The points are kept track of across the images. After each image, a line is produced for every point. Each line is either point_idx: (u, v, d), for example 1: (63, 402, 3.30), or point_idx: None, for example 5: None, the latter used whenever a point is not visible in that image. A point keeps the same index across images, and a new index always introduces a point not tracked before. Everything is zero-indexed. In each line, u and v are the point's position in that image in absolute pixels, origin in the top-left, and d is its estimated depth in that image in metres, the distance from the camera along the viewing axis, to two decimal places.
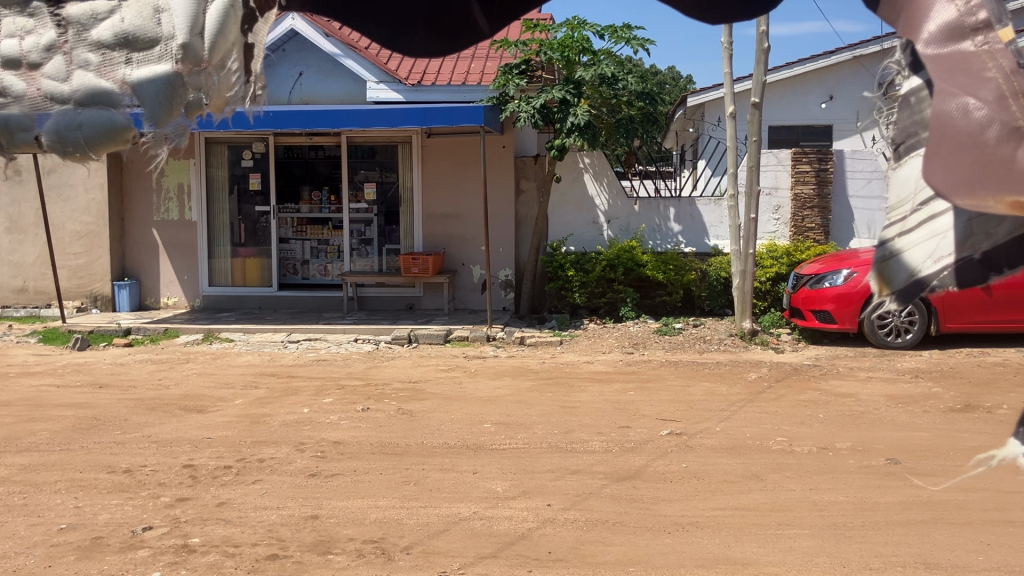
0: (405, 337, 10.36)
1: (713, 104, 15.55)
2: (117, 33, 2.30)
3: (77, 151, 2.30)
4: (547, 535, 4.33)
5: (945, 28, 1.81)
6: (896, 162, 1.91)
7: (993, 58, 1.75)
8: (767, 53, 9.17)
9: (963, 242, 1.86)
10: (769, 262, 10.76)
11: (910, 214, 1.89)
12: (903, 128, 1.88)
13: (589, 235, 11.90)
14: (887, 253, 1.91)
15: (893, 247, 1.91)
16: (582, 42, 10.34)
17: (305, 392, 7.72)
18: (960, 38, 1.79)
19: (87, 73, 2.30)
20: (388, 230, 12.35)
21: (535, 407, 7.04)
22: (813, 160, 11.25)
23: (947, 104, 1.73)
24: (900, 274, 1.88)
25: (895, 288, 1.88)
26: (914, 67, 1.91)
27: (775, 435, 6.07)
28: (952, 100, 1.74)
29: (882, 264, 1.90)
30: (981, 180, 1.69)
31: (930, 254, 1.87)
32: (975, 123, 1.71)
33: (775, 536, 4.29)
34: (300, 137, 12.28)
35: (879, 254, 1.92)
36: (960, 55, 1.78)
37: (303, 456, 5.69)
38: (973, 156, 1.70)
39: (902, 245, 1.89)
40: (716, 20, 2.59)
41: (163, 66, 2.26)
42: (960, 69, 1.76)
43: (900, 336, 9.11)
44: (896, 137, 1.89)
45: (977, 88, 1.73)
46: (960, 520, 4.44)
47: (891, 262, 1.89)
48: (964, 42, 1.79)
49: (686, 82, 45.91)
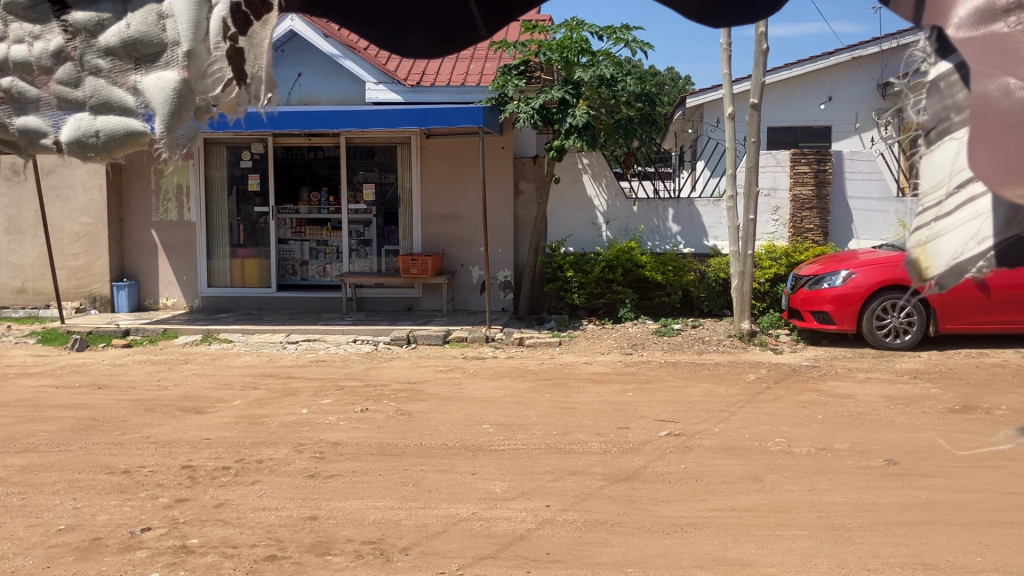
0: (404, 338, 10.36)
1: (712, 105, 15.55)
2: (123, 39, 2.25)
3: (97, 154, 2.25)
4: (546, 536, 4.34)
5: (975, 12, 1.63)
6: (927, 147, 1.73)
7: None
8: (766, 54, 9.17)
9: (1007, 224, 1.68)
10: (769, 263, 10.76)
11: (944, 197, 1.71)
12: (934, 113, 1.69)
13: (588, 236, 11.90)
14: (922, 240, 1.75)
15: (928, 233, 1.74)
16: (582, 43, 10.34)
17: (304, 393, 7.72)
18: (993, 21, 1.62)
19: (98, 79, 2.27)
20: (387, 231, 12.34)
21: (535, 408, 7.04)
22: (812, 161, 11.25)
23: (985, 86, 1.58)
24: (939, 258, 1.72)
25: (936, 273, 1.72)
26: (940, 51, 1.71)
27: (774, 436, 6.07)
28: (992, 82, 1.57)
29: (920, 249, 1.74)
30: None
31: (970, 238, 1.70)
32: (1019, 103, 1.54)
33: (774, 537, 4.30)
34: (299, 138, 12.28)
35: (912, 242, 1.76)
36: (994, 36, 1.60)
37: (302, 457, 5.69)
38: (1022, 138, 1.54)
39: (937, 231, 1.73)
40: (722, 23, 2.59)
41: (170, 73, 2.23)
42: (996, 49, 1.59)
43: (899, 337, 9.15)
44: (927, 124, 1.71)
45: (1016, 67, 1.57)
46: (959, 521, 4.44)
47: (926, 250, 1.74)
48: (997, 24, 1.61)
49: (684, 83, 46.01)
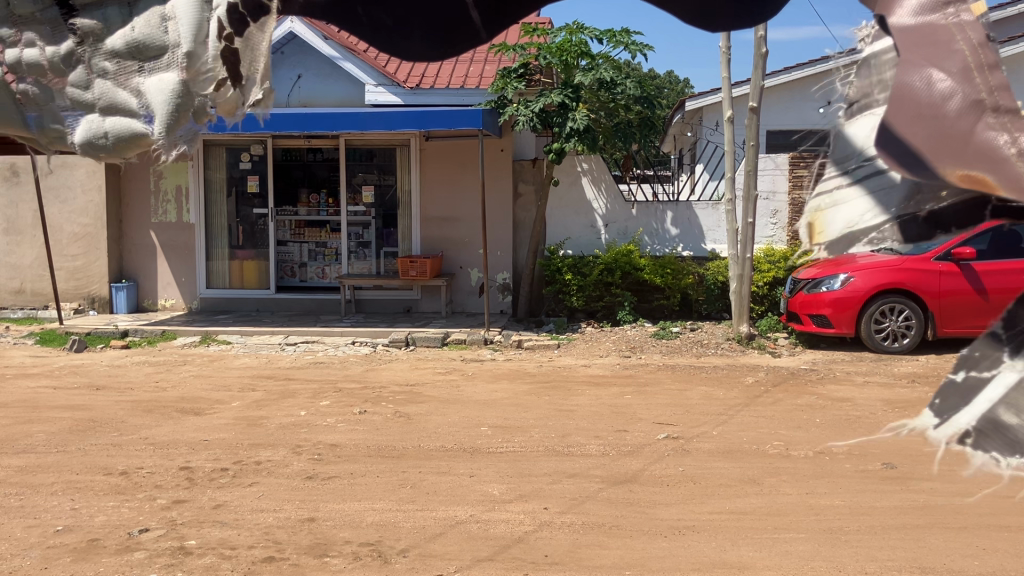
0: (402, 340, 10.33)
1: (711, 108, 15.55)
2: (128, 42, 2.27)
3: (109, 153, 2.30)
4: (545, 538, 4.34)
5: (922, 2, 1.75)
6: (847, 118, 1.85)
7: (963, 31, 1.69)
8: (764, 58, 9.18)
9: (905, 201, 1.76)
10: (767, 266, 10.76)
11: (849, 165, 1.81)
12: (859, 89, 1.85)
13: (586, 239, 11.89)
14: (822, 204, 1.85)
15: (828, 198, 1.84)
16: (581, 46, 10.35)
17: (302, 395, 7.72)
18: (933, 11, 1.74)
19: (106, 81, 2.30)
20: (386, 233, 12.33)
21: (533, 411, 7.04)
22: (811, 165, 11.25)
23: (909, 78, 1.71)
24: (832, 225, 1.83)
25: (827, 239, 1.83)
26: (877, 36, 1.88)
27: (772, 439, 6.08)
28: (918, 73, 1.70)
29: (816, 214, 1.85)
30: (929, 153, 1.66)
31: (869, 209, 1.80)
32: (935, 96, 1.67)
33: (771, 539, 4.30)
34: (298, 139, 12.26)
35: (813, 203, 1.86)
36: (930, 27, 1.73)
37: (299, 458, 5.69)
38: (931, 128, 1.66)
39: (837, 198, 1.82)
40: (715, 30, 2.63)
41: (170, 75, 2.24)
42: (927, 41, 1.72)
43: (897, 341, 9.14)
44: (851, 97, 1.86)
45: (942, 60, 1.69)
46: (956, 525, 4.44)
47: (824, 214, 1.84)
48: (936, 14, 1.73)
49: (684, 87, 46.04)
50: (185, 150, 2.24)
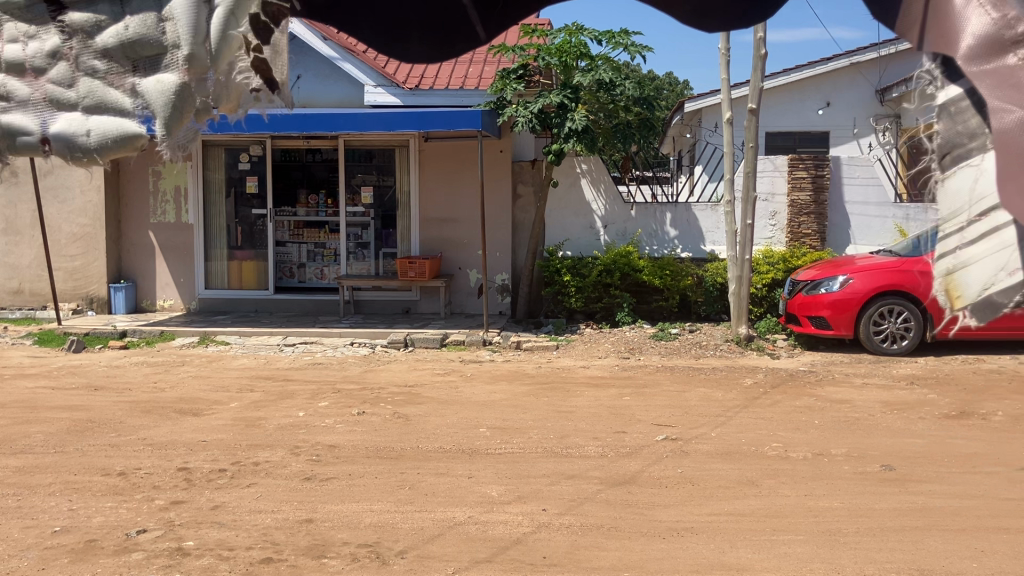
0: (400, 341, 10.32)
1: (710, 110, 15.56)
2: (122, 40, 2.30)
3: (83, 154, 2.30)
4: (543, 539, 4.33)
5: (982, 41, 1.70)
6: (942, 173, 1.79)
7: None
8: (763, 59, 9.18)
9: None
10: (765, 268, 10.76)
11: (966, 225, 1.77)
12: (946, 139, 1.77)
13: (585, 240, 11.90)
14: (951, 267, 1.82)
15: (956, 260, 1.81)
16: (580, 47, 10.35)
17: (301, 395, 7.71)
18: (1001, 51, 1.68)
19: (94, 80, 2.33)
20: (385, 234, 12.32)
21: (531, 412, 7.04)
22: (810, 166, 11.25)
23: (999, 121, 1.64)
24: (968, 288, 1.80)
25: (965, 303, 1.80)
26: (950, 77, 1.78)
27: (770, 441, 6.07)
28: (1006, 117, 1.64)
29: (947, 277, 1.82)
30: None
31: (1003, 267, 1.76)
32: None
33: (769, 541, 4.30)
34: (297, 140, 12.26)
35: (941, 269, 1.83)
36: (1005, 69, 1.67)
37: (298, 459, 5.68)
38: None
39: (966, 258, 1.79)
40: (714, 29, 2.63)
41: (170, 75, 2.27)
42: (1009, 83, 1.65)
43: (895, 342, 9.14)
44: (941, 149, 1.78)
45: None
46: (955, 527, 4.44)
47: (956, 278, 1.80)
48: (1006, 55, 1.67)
49: (683, 88, 46.06)
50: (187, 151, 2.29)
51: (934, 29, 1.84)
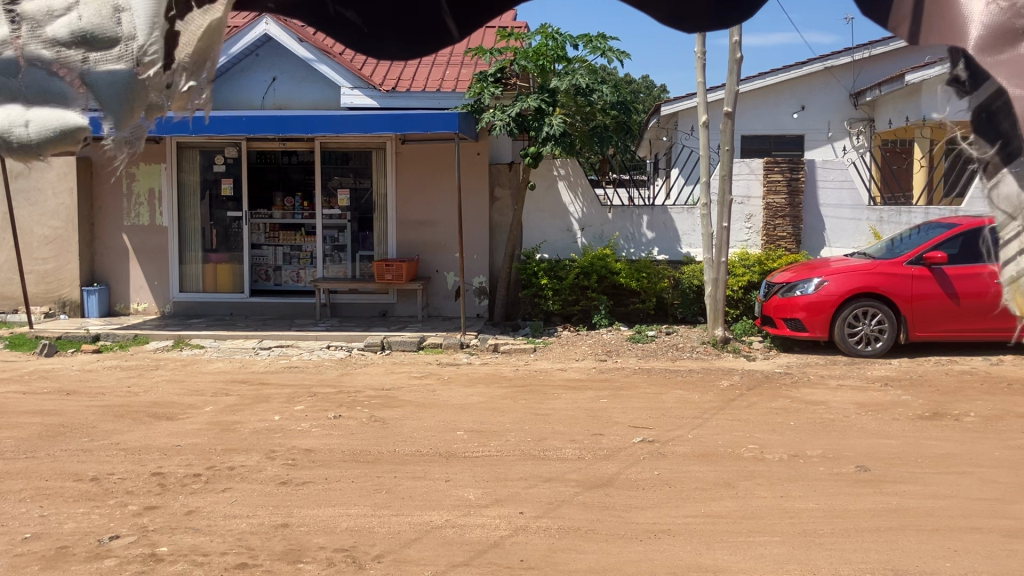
0: (377, 345, 10.26)
1: (686, 113, 15.65)
2: (73, 30, 2.35)
3: (26, 149, 2.35)
4: (520, 543, 4.32)
5: (998, 35, 1.85)
6: (988, 181, 1.91)
7: None
8: (739, 63, 9.24)
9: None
10: (741, 270, 10.80)
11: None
12: (982, 147, 1.90)
13: (562, 243, 11.94)
14: (1016, 273, 1.90)
15: (1020, 266, 1.89)
16: (557, 50, 10.36)
17: (276, 399, 7.65)
18: (1015, 42, 1.84)
19: (40, 70, 2.36)
20: (361, 237, 12.28)
21: (508, 415, 7.02)
22: (784, 169, 11.35)
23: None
24: None
25: None
26: (973, 82, 1.94)
27: (747, 443, 6.10)
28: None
29: (1015, 286, 1.90)
30: None
31: None
32: None
33: (746, 543, 4.31)
34: (274, 142, 12.18)
35: (1007, 279, 1.91)
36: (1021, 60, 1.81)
37: (273, 464, 5.63)
38: None
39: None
40: (686, 29, 2.74)
41: (122, 68, 2.36)
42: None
43: (870, 344, 9.21)
44: (981, 155, 1.90)
45: None
46: (928, 527, 4.48)
47: (1022, 286, 1.89)
48: (1019, 45, 1.83)
49: (660, 91, 46.42)
50: (133, 148, 2.48)
51: (933, 21, 2.02)
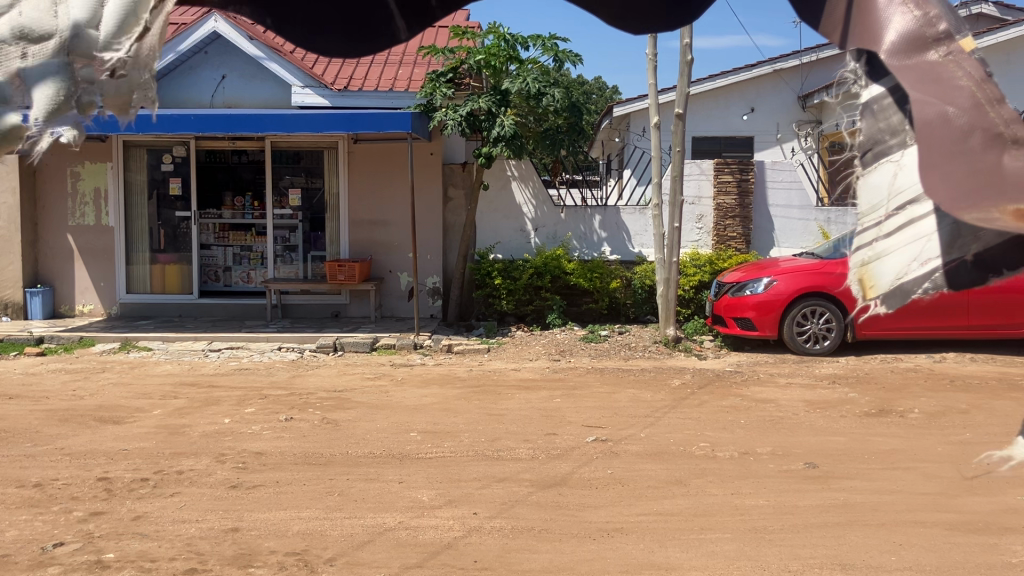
0: (330, 345, 10.18)
1: (638, 114, 15.78)
2: None
3: None
4: (473, 544, 4.31)
5: (913, 41, 2.05)
6: (864, 169, 2.15)
7: (962, 71, 1.96)
8: (690, 65, 9.33)
9: (948, 246, 2.08)
10: (692, 270, 10.91)
11: (884, 217, 2.12)
12: (871, 135, 2.14)
13: (516, 243, 11.95)
14: (867, 259, 2.16)
15: (872, 252, 2.15)
16: (510, 50, 10.38)
17: (226, 402, 7.55)
18: (925, 49, 2.03)
19: None
20: (313, 237, 12.19)
21: (462, 415, 7.02)
22: (734, 170, 11.47)
23: (928, 111, 1.92)
24: (881, 278, 2.14)
25: (880, 290, 2.15)
26: (872, 76, 2.16)
27: (698, 441, 6.17)
28: (931, 107, 1.93)
29: (864, 268, 2.16)
30: (975, 190, 1.84)
31: (916, 255, 2.11)
32: (958, 129, 1.89)
33: (697, 540, 4.35)
34: (223, 141, 12.03)
35: (860, 259, 2.17)
36: (932, 66, 1.99)
37: (223, 467, 5.56)
38: (965, 164, 1.87)
39: (881, 251, 2.14)
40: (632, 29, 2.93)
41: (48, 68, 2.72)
42: (933, 78, 1.97)
43: (817, 342, 9.37)
44: (865, 145, 2.14)
45: (953, 96, 1.93)
46: (874, 522, 4.57)
47: (871, 268, 2.15)
48: (928, 53, 2.02)
49: (612, 92, 46.69)
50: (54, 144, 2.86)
51: (856, 26, 2.21)
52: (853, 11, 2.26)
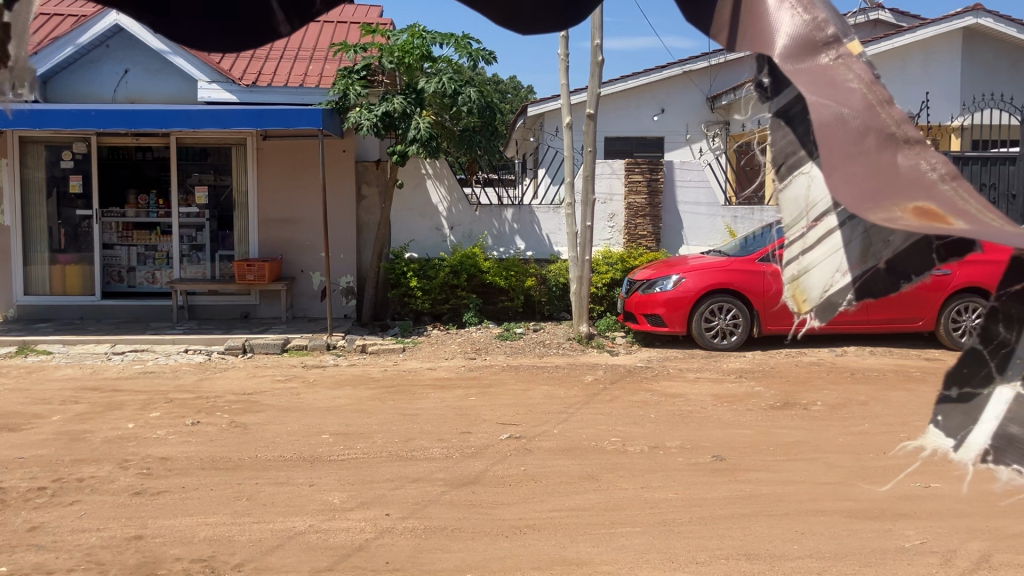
0: (238, 347, 9.95)
1: (551, 114, 15.89)
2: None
3: None
4: (385, 545, 4.28)
5: (806, 46, 2.13)
6: (780, 182, 2.21)
7: (852, 74, 2.08)
8: (601, 66, 9.42)
9: (864, 255, 2.13)
10: (605, 269, 11.07)
11: (805, 231, 2.16)
12: (783, 151, 2.19)
13: (431, 242, 11.88)
14: (796, 273, 2.20)
15: (800, 266, 2.19)
16: (423, 48, 10.34)
17: (130, 406, 7.31)
18: (816, 52, 2.12)
19: None
20: (221, 236, 11.90)
21: (376, 416, 6.96)
22: (645, 170, 11.64)
23: (828, 114, 2.01)
24: (812, 292, 2.18)
25: (812, 303, 2.18)
26: (775, 89, 2.21)
27: (610, 436, 6.25)
28: (830, 110, 2.02)
29: (794, 283, 2.20)
30: (875, 191, 1.94)
31: (841, 267, 2.15)
32: (856, 131, 1.99)
33: (608, 535, 4.41)
34: (126, 138, 11.70)
35: (788, 274, 2.21)
36: (825, 69, 2.09)
37: (126, 474, 5.38)
38: (864, 166, 1.97)
39: (807, 265, 2.18)
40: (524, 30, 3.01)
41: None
42: (827, 81, 2.07)
43: (725, 338, 9.58)
44: (779, 160, 2.20)
45: (847, 98, 2.03)
46: (778, 512, 4.70)
47: (801, 282, 2.19)
48: (820, 56, 2.12)
49: (527, 92, 46.84)
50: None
51: (748, 29, 2.28)
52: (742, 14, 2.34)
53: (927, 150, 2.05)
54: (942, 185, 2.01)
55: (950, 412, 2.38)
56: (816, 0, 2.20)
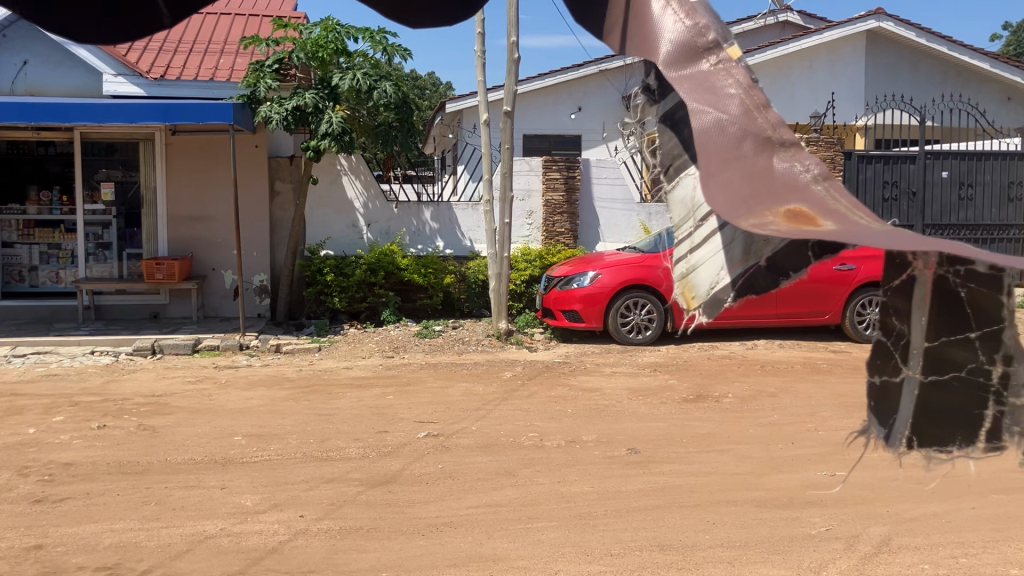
0: (148, 348, 9.69)
1: (469, 111, 15.91)
2: None
3: None
4: (299, 547, 4.22)
5: (686, 50, 1.77)
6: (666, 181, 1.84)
7: (729, 78, 1.72)
8: (517, 63, 9.47)
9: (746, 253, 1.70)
10: (524, 265, 11.13)
11: (692, 230, 1.79)
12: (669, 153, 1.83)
13: (348, 239, 11.73)
14: (685, 271, 1.81)
15: (689, 263, 1.81)
16: (337, 43, 10.21)
17: (31, 411, 7.03)
18: (697, 58, 1.75)
19: None
20: (128, 234, 11.55)
21: (290, 417, 6.85)
22: (562, 168, 11.76)
23: (702, 122, 1.65)
24: (701, 289, 1.78)
25: (700, 302, 1.79)
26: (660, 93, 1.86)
27: (527, 431, 6.28)
28: (703, 118, 1.66)
29: (683, 280, 1.81)
30: (751, 201, 1.57)
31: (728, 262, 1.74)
32: (731, 138, 1.64)
33: (524, 530, 4.43)
34: (25, 133, 11.22)
35: (677, 273, 1.82)
36: (701, 75, 1.72)
37: (26, 481, 5.18)
38: (739, 175, 1.61)
39: (695, 263, 1.79)
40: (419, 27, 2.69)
41: None
42: (705, 87, 1.70)
43: (640, 333, 9.73)
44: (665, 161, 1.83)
45: (723, 103, 1.67)
46: (690, 503, 4.79)
47: (688, 280, 1.80)
48: (701, 62, 1.75)
49: (446, 90, 46.77)
50: None
51: (635, 33, 1.94)
52: (633, 19, 2.00)
53: (800, 152, 1.70)
54: (817, 185, 1.65)
55: (872, 400, 1.92)
56: (698, 5, 1.84)
